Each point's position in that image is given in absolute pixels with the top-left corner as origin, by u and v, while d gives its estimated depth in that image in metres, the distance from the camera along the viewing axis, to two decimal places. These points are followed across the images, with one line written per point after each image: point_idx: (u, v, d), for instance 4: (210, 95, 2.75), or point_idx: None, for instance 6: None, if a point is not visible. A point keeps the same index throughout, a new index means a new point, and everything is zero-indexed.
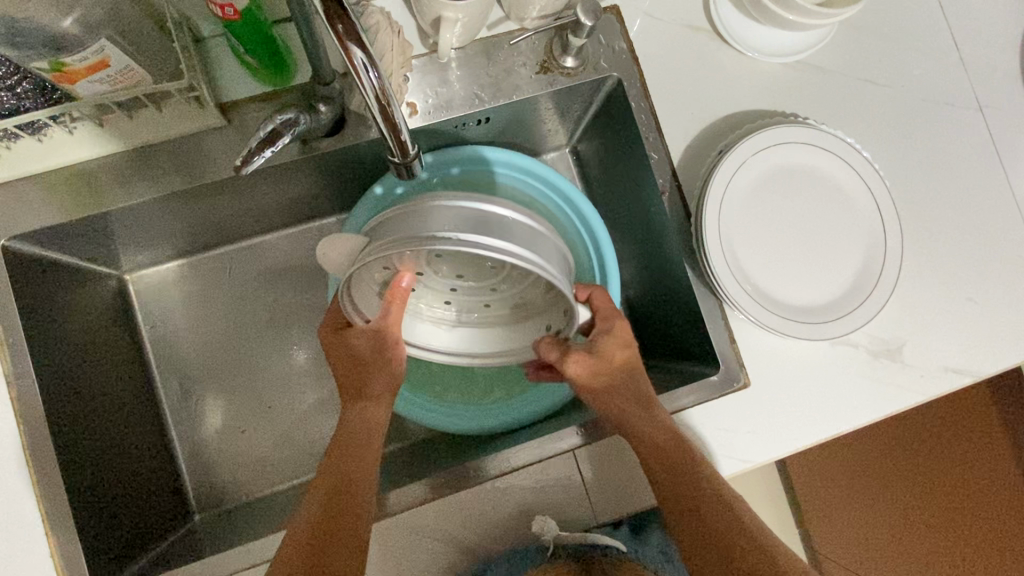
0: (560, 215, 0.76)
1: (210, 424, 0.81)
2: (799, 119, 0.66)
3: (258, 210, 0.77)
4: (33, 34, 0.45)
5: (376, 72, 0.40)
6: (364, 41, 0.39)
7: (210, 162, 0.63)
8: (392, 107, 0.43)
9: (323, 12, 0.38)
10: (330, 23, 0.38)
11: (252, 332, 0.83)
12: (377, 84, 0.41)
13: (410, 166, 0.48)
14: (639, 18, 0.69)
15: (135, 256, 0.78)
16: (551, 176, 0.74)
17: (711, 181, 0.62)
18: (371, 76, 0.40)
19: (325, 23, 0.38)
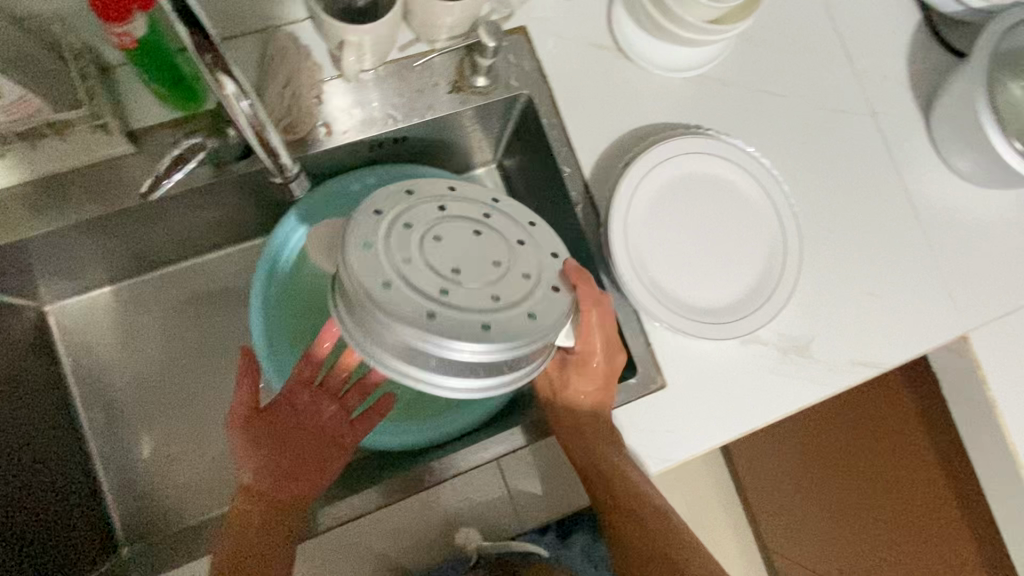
0: None
1: (140, 452, 0.80)
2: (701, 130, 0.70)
3: (183, 235, 0.77)
4: None
5: (249, 100, 0.45)
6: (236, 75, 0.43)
7: (121, 190, 0.62)
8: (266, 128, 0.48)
9: (192, 45, 0.39)
10: (203, 54, 0.40)
11: (182, 357, 0.82)
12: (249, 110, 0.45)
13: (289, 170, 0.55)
14: (548, 38, 0.71)
15: (54, 286, 0.77)
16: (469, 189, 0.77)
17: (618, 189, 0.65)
18: (244, 104, 0.45)
19: (198, 57, 0.41)
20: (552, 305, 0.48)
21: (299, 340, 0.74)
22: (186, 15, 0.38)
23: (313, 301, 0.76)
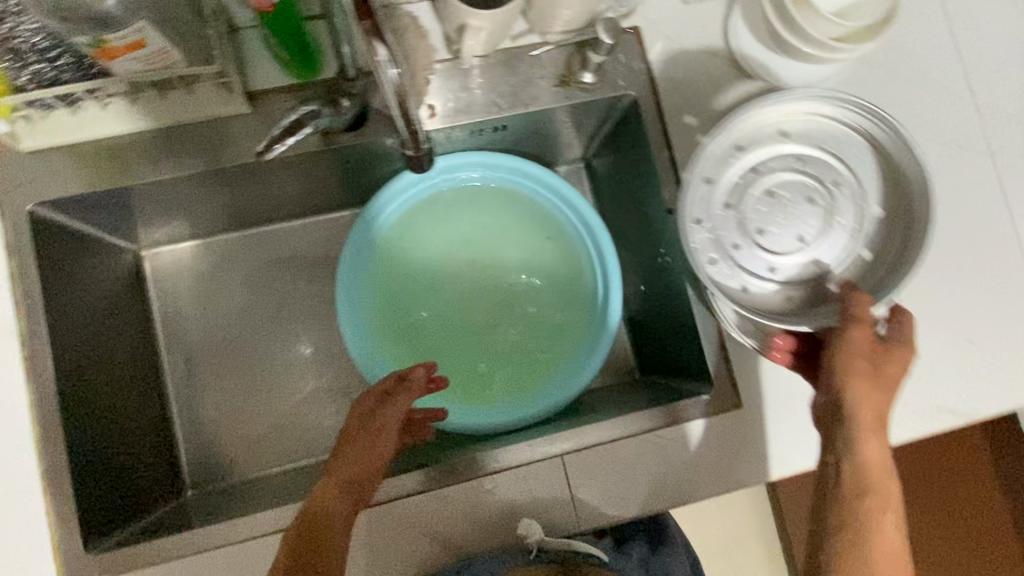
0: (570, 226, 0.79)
1: (212, 401, 0.83)
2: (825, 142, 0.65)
3: (275, 198, 0.79)
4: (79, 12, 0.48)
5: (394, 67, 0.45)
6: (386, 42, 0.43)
7: (233, 147, 0.65)
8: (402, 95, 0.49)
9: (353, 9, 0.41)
10: None
11: (261, 315, 0.85)
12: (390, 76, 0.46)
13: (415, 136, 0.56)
14: (661, 41, 0.70)
15: (154, 232, 0.80)
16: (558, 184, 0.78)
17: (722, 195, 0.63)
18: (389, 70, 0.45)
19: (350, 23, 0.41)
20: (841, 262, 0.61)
21: (378, 320, 0.76)
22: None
23: (394, 281, 0.78)
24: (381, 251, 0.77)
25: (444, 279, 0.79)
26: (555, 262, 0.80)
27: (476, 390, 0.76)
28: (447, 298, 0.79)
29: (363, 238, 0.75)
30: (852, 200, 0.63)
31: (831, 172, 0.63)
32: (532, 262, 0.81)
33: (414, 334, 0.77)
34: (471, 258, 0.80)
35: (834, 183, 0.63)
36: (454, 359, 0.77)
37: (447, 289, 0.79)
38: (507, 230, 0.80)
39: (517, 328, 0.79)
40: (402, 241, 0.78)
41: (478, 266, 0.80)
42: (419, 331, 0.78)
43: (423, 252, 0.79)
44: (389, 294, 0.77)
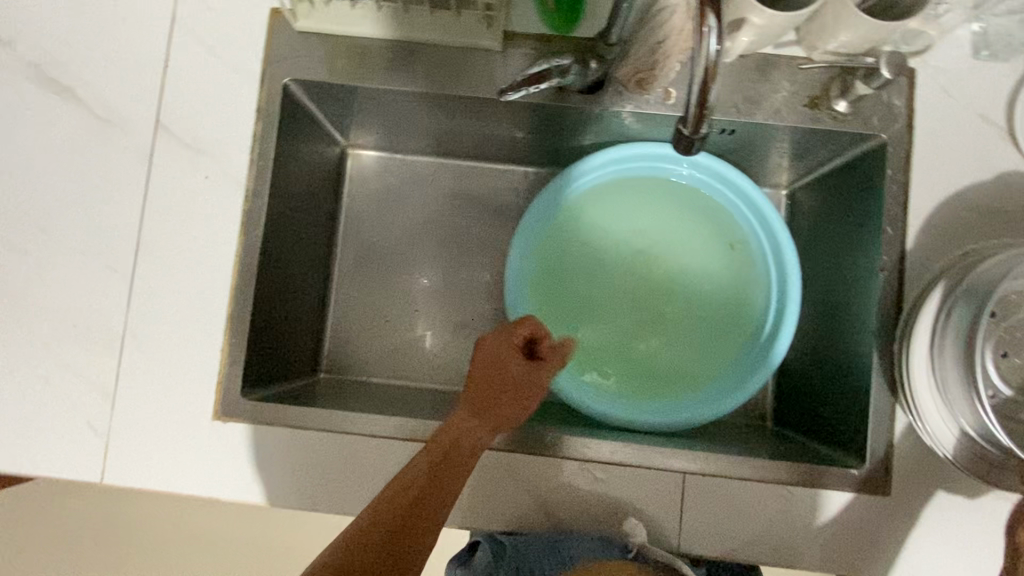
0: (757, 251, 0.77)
1: (364, 301, 0.87)
2: None
3: (481, 135, 0.81)
4: None
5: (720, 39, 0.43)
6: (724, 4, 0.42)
7: (473, 78, 0.67)
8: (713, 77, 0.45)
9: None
10: None
11: (429, 239, 0.88)
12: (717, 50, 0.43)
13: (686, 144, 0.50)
14: (934, 91, 0.64)
15: (365, 134, 0.84)
16: (762, 203, 0.75)
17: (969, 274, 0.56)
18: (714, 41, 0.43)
19: None
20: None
21: (539, 278, 0.77)
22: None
23: (563, 248, 0.78)
24: (561, 215, 0.77)
25: (610, 260, 0.78)
26: (727, 279, 0.78)
27: (610, 377, 0.75)
28: (607, 279, 0.78)
29: (551, 198, 0.76)
30: None
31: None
32: (703, 270, 0.78)
33: (565, 304, 0.77)
34: (643, 248, 0.79)
35: None
36: (597, 341, 0.76)
37: (610, 270, 0.78)
38: (686, 231, 0.79)
39: (668, 331, 0.77)
40: (584, 212, 0.78)
41: (647, 258, 0.78)
42: (570, 302, 0.77)
43: (599, 228, 0.78)
44: (555, 258, 0.78)
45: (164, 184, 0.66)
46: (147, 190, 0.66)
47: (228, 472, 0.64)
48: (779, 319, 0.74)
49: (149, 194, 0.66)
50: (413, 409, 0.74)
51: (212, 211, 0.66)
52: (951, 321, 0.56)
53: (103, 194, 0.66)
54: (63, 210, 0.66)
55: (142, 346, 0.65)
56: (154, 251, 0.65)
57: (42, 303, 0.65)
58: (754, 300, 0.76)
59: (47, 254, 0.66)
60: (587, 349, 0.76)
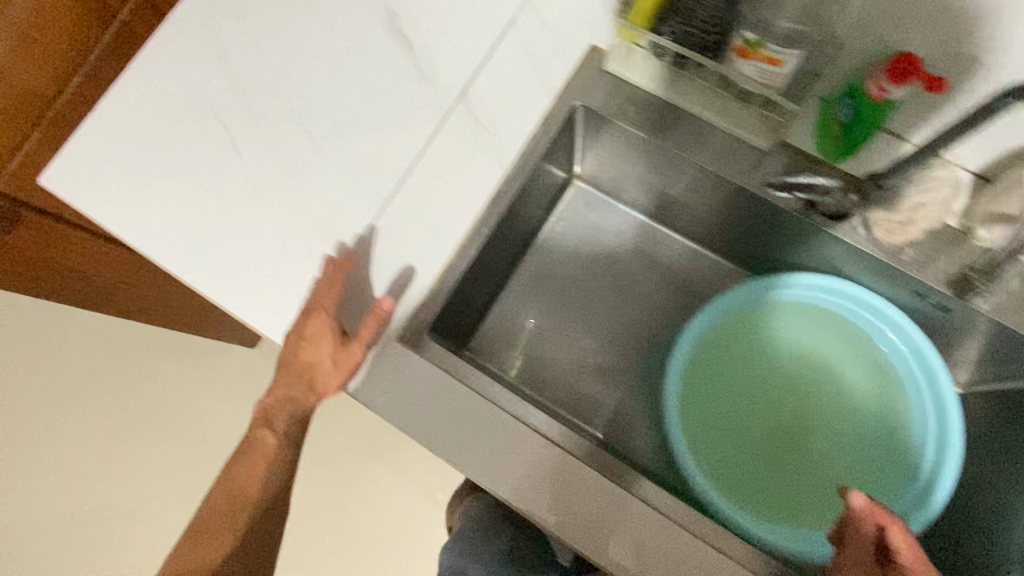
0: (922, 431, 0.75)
1: (527, 309, 0.91)
2: None
3: (704, 219, 0.86)
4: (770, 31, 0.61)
5: None
6: None
7: (736, 163, 0.73)
8: None
9: None
10: None
11: (606, 283, 0.93)
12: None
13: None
14: None
15: (595, 167, 0.90)
16: (949, 400, 0.73)
17: None
18: None
19: None
20: None
21: (697, 358, 0.81)
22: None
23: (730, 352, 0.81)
24: (737, 319, 0.81)
25: (768, 379, 0.81)
26: (879, 436, 0.77)
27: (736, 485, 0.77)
28: (758, 393, 0.81)
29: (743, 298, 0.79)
30: None
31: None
32: (853, 420, 0.78)
33: (710, 403, 0.81)
34: (806, 378, 0.80)
35: None
36: (728, 442, 0.79)
37: (766, 389, 0.81)
38: (854, 378, 0.79)
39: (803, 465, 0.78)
40: (761, 324, 0.81)
41: (805, 389, 0.80)
42: (717, 401, 0.81)
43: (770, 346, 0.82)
44: (719, 348, 0.81)
45: (443, 146, 0.76)
46: (428, 144, 0.77)
47: (387, 395, 0.70)
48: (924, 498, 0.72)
49: (428, 148, 0.76)
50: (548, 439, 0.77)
51: (470, 180, 0.76)
52: None
53: (390, 137, 0.77)
54: (356, 130, 0.78)
55: (366, 261, 0.74)
56: (414, 191, 0.75)
57: (306, 190, 0.76)
58: (900, 464, 0.76)
59: (324, 157, 0.77)
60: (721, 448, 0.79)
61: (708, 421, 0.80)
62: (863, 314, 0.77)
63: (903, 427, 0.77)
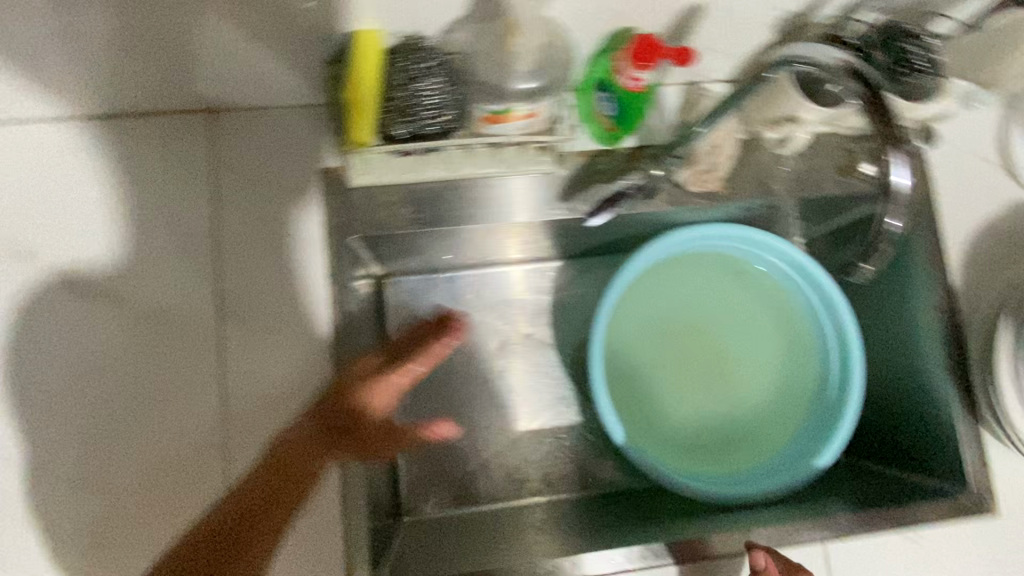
0: (810, 305, 0.79)
1: (431, 429, 0.83)
2: None
3: (529, 240, 0.82)
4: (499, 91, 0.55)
5: None
6: None
7: (534, 204, 0.69)
8: None
9: None
10: None
11: (481, 351, 0.86)
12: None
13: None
14: (941, 146, 0.73)
15: (399, 260, 0.81)
16: (822, 275, 0.76)
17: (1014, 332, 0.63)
18: None
19: None
20: None
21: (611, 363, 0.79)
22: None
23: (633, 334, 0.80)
24: (622, 306, 0.80)
25: (676, 344, 0.82)
26: (780, 330, 0.82)
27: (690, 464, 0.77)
28: (674, 356, 0.82)
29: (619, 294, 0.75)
30: None
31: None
32: (753, 328, 0.82)
33: (643, 395, 0.80)
34: (699, 317, 0.83)
35: None
36: (676, 419, 0.80)
37: (678, 354, 0.82)
38: (735, 294, 0.83)
39: (731, 414, 0.80)
40: (641, 298, 0.81)
41: (705, 328, 0.82)
42: (644, 389, 0.80)
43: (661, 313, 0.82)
44: (621, 342, 0.80)
45: (252, 370, 0.62)
46: (233, 377, 0.62)
47: None
48: (845, 363, 0.76)
49: (237, 380, 0.62)
50: (527, 542, 0.71)
51: (305, 388, 0.63)
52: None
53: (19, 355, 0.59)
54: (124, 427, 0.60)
55: None
56: (253, 434, 0.61)
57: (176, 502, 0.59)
58: (809, 345, 0.80)
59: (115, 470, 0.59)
60: (661, 434, 0.79)
61: (650, 414, 0.79)
62: (713, 241, 0.79)
63: (796, 312, 0.81)
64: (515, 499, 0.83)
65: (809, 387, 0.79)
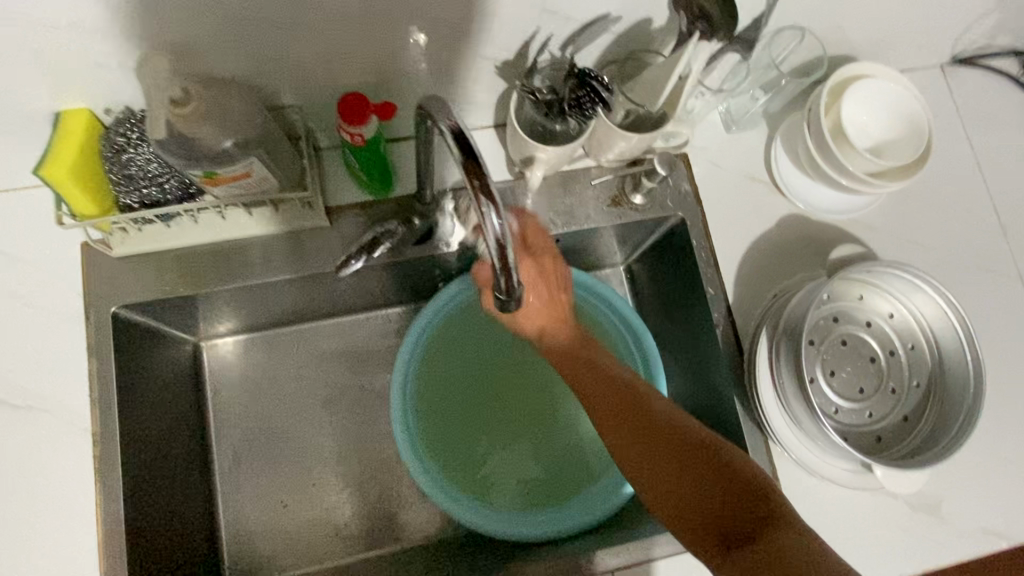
0: (614, 325, 0.79)
1: (253, 494, 0.81)
2: (870, 282, 0.67)
3: (340, 293, 0.82)
4: (208, 150, 0.53)
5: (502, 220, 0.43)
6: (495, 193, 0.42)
7: (305, 259, 0.68)
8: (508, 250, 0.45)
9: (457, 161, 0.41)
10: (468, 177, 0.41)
11: (308, 408, 0.84)
12: (501, 235, 0.43)
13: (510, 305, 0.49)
14: (712, 169, 0.75)
15: (211, 324, 0.82)
16: (611, 296, 0.79)
17: (774, 346, 0.64)
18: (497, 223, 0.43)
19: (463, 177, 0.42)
20: (857, 417, 0.66)
21: (424, 417, 0.78)
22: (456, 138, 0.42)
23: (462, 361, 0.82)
24: (429, 361, 0.80)
25: (506, 379, 0.84)
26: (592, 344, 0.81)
27: (485, 490, 0.77)
28: (491, 401, 0.82)
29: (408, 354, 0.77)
30: (901, 372, 0.67)
31: (895, 346, 0.67)
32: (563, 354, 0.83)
33: (463, 445, 0.79)
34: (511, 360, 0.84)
35: (889, 360, 0.67)
36: (500, 463, 0.80)
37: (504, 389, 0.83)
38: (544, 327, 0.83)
39: (544, 456, 0.80)
40: (448, 350, 0.82)
41: (520, 369, 0.83)
42: (466, 416, 0.81)
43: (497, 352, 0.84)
44: (435, 396, 0.80)
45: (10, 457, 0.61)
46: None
47: None
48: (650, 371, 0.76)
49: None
50: None
51: (66, 471, 0.61)
52: (786, 376, 0.62)
53: None
54: None
55: None
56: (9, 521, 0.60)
57: None
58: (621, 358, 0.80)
59: None
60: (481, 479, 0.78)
61: (472, 464, 0.79)
62: None
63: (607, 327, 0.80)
64: (341, 560, 0.80)
65: None
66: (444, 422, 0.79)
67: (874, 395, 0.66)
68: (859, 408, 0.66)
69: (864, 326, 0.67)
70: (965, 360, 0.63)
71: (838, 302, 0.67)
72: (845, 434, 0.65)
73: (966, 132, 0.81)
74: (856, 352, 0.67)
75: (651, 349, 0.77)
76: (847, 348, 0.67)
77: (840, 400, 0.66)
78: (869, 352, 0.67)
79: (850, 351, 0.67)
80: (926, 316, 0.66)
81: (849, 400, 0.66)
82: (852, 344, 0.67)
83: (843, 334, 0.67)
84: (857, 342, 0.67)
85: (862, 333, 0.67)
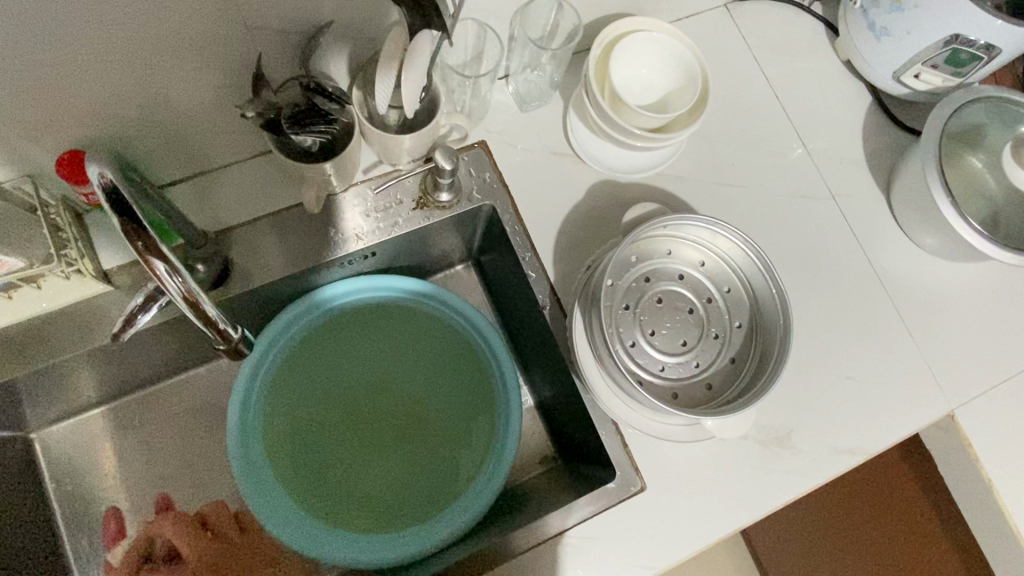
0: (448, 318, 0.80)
1: None
2: (671, 236, 0.68)
3: (168, 355, 0.77)
4: None
5: (182, 277, 0.46)
6: (166, 252, 0.44)
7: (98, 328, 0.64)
8: (203, 301, 0.48)
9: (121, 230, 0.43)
10: (131, 242, 0.43)
11: (164, 478, 0.79)
12: (188, 289, 0.47)
13: (236, 347, 0.55)
14: (514, 151, 0.74)
15: (40, 414, 0.75)
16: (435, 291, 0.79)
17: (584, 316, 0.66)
18: (177, 281, 0.46)
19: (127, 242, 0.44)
20: (684, 370, 0.67)
21: (282, 467, 0.74)
22: (116, 206, 0.43)
23: (306, 396, 0.78)
24: (273, 407, 0.76)
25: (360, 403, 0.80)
26: (434, 342, 0.81)
27: (366, 520, 0.74)
28: (352, 428, 0.79)
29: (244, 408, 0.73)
30: (722, 316, 0.68)
31: (712, 292, 0.68)
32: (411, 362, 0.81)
33: (334, 482, 0.76)
34: (362, 383, 0.80)
35: (708, 307, 0.68)
36: (377, 490, 0.76)
37: (362, 413, 0.80)
38: (384, 341, 0.81)
39: (419, 467, 0.77)
40: (291, 391, 0.77)
41: (373, 388, 0.81)
42: (331, 455, 0.77)
43: (344, 379, 0.80)
44: (291, 441, 0.76)
45: None
46: None
47: None
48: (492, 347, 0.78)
49: None
50: None
51: None
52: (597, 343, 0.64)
53: None
54: None
55: None
56: None
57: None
58: (463, 347, 0.80)
59: None
60: (362, 513, 0.74)
61: (349, 499, 0.75)
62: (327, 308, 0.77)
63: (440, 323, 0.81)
64: None
65: (481, 384, 0.79)
66: (309, 467, 0.76)
67: (698, 344, 0.67)
68: (685, 360, 0.67)
69: (678, 279, 0.68)
70: (770, 293, 0.64)
71: (646, 262, 0.68)
72: (675, 390, 0.66)
73: (761, 66, 0.83)
74: (673, 307, 0.68)
75: (486, 327, 0.79)
76: (664, 304, 0.68)
77: (664, 357, 0.67)
78: (686, 305, 0.68)
79: (666, 307, 0.68)
80: (731, 257, 0.66)
81: (673, 354, 0.67)
82: (668, 300, 0.68)
83: (656, 290, 0.68)
84: (672, 296, 0.68)
85: (676, 287, 0.68)
